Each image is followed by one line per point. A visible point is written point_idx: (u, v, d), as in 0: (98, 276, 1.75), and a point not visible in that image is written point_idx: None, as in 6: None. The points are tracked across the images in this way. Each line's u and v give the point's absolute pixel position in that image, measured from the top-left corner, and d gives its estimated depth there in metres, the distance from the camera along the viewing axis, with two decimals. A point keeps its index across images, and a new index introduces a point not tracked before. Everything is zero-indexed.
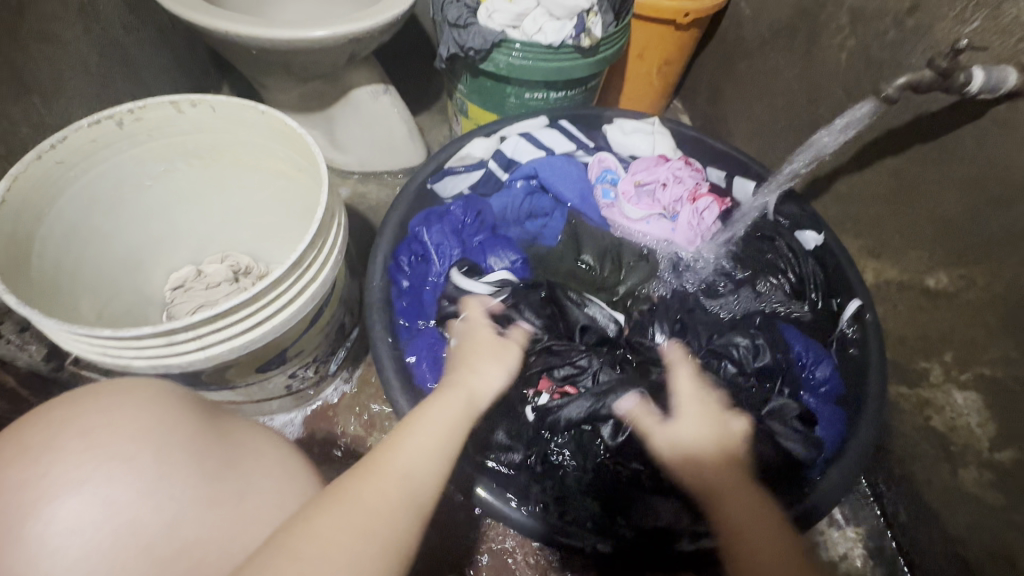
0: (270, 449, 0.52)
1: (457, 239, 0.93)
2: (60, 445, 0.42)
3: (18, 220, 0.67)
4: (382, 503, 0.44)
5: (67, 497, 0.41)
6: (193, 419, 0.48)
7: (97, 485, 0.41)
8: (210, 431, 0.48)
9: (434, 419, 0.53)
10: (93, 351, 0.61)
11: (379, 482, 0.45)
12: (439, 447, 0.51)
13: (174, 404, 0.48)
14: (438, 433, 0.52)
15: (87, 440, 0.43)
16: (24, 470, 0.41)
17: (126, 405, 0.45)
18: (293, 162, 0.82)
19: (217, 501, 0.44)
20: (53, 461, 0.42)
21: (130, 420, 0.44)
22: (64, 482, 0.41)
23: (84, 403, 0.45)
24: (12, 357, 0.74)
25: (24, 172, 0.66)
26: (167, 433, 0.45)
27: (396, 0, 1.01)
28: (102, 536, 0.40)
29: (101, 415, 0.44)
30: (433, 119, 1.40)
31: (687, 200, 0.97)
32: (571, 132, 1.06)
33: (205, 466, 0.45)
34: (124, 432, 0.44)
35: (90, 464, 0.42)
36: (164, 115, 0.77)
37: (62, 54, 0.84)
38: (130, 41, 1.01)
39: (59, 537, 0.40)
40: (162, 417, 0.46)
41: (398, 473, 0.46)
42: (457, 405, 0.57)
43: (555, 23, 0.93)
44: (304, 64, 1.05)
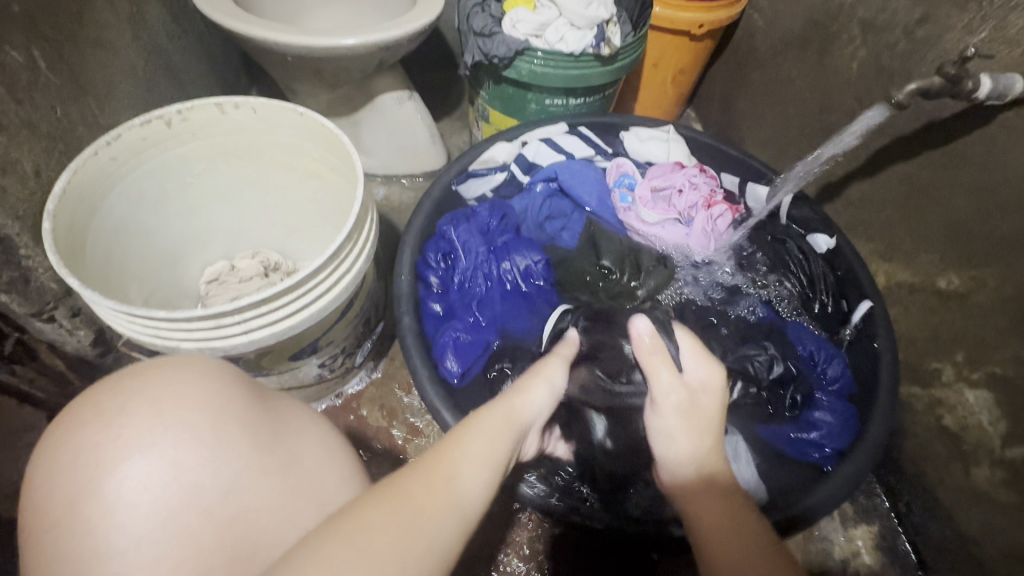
0: (312, 428, 0.54)
1: (482, 238, 0.97)
2: (128, 412, 0.46)
3: (75, 211, 0.71)
4: (440, 524, 0.40)
5: (137, 458, 0.44)
6: (241, 393, 0.50)
7: (165, 447, 0.45)
8: (257, 406, 0.50)
9: (485, 434, 0.49)
10: (145, 333, 0.65)
11: (428, 485, 0.42)
12: (492, 467, 0.47)
13: (229, 380, 0.51)
14: (490, 453, 0.48)
15: (155, 408, 0.46)
16: (102, 431, 0.45)
17: (185, 378, 0.49)
18: (327, 162, 0.87)
19: (269, 470, 0.47)
20: (124, 426, 0.45)
21: (192, 391, 0.48)
22: (135, 444, 0.44)
23: (149, 375, 0.49)
24: (62, 341, 0.78)
25: (82, 167, 0.71)
26: (222, 405, 0.48)
27: (423, 10, 1.06)
28: (166, 495, 0.43)
29: (166, 385, 0.48)
30: (453, 125, 1.45)
31: (702, 206, 1.00)
32: (590, 138, 1.09)
33: (257, 437, 0.48)
34: (184, 401, 0.47)
35: (158, 428, 0.45)
36: (209, 116, 0.82)
37: (114, 58, 0.89)
38: (173, 48, 1.07)
39: (129, 493, 0.43)
40: (219, 387, 0.49)
41: (446, 481, 0.43)
42: (513, 426, 0.53)
43: (576, 33, 0.98)
44: (334, 70, 1.10)
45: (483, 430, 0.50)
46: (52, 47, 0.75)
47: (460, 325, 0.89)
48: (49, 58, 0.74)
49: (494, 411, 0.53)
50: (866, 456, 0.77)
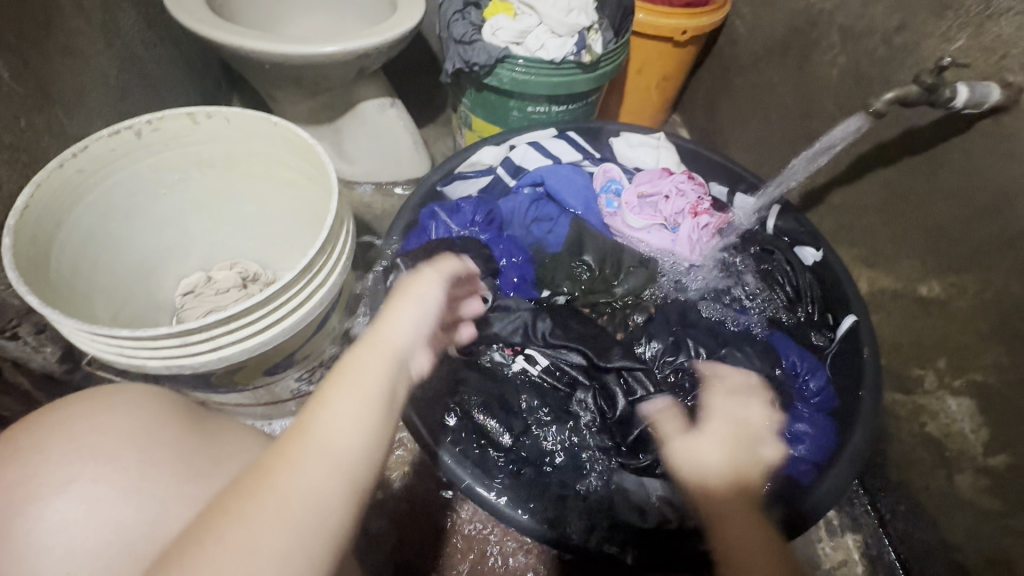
0: (259, 452, 0.51)
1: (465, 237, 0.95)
2: (48, 449, 0.43)
3: (39, 226, 0.69)
4: (300, 490, 0.38)
5: (56, 498, 0.42)
6: (176, 421, 0.48)
7: (84, 484, 0.42)
8: (192, 433, 0.48)
9: (350, 379, 0.44)
10: (111, 351, 0.63)
11: (284, 473, 0.38)
12: (366, 406, 0.43)
13: (162, 407, 0.48)
14: (361, 391, 0.44)
15: (76, 442, 0.44)
16: (19, 470, 0.43)
17: (111, 411, 0.46)
18: (303, 171, 0.85)
19: (202, 504, 0.44)
20: (42, 464, 0.43)
21: (120, 422, 0.45)
22: (54, 483, 0.42)
23: (74, 407, 0.46)
24: (28, 359, 0.75)
25: (47, 180, 0.69)
26: (152, 435, 0.46)
27: (403, 17, 1.05)
28: (84, 538, 0.41)
29: (89, 418, 0.45)
30: (437, 132, 1.45)
31: (689, 213, 0.97)
32: (578, 142, 1.07)
33: (189, 469, 0.45)
34: (106, 434, 0.45)
35: (75, 465, 0.43)
36: (181, 126, 0.80)
37: (84, 67, 0.87)
38: (148, 56, 1.05)
39: (48, 534, 0.41)
40: (148, 417, 0.47)
41: (309, 450, 0.40)
42: (388, 357, 0.47)
43: (557, 40, 0.98)
44: (313, 78, 1.08)
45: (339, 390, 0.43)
46: (14, 57, 0.73)
47: None
48: (12, 67, 0.72)
49: (367, 346, 0.47)
50: (850, 464, 0.76)
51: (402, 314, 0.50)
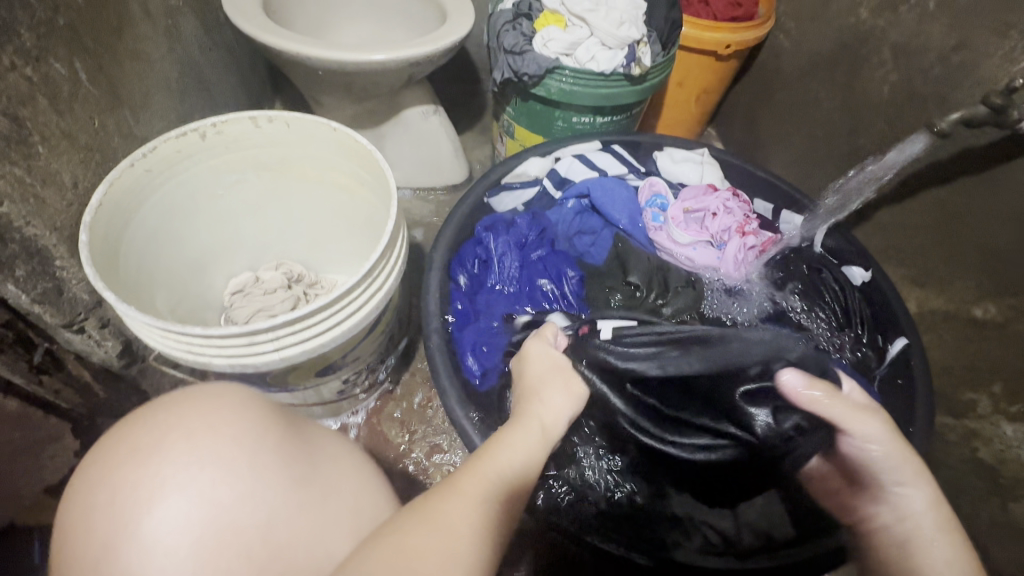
0: (342, 458, 0.51)
1: (518, 252, 0.94)
2: (163, 447, 0.42)
3: (110, 223, 0.71)
4: (466, 507, 0.44)
5: (173, 498, 0.40)
6: (278, 424, 0.48)
7: (200, 484, 0.41)
8: (291, 436, 0.48)
9: (505, 442, 0.53)
10: (178, 348, 0.64)
11: (458, 499, 0.45)
12: (519, 469, 0.50)
13: (265, 410, 0.48)
14: (518, 454, 0.52)
15: (192, 442, 0.43)
16: (135, 469, 0.41)
17: (221, 410, 0.45)
18: (358, 177, 0.87)
19: (308, 505, 0.44)
20: (160, 461, 0.41)
21: (229, 422, 0.45)
22: (170, 482, 0.41)
23: (189, 404, 0.45)
24: (90, 352, 0.77)
25: (118, 179, 0.71)
26: (261, 437, 0.45)
27: (455, 27, 1.06)
28: (204, 537, 0.40)
29: (203, 416, 0.44)
30: (475, 139, 1.46)
31: (736, 231, 0.94)
32: (623, 156, 1.07)
33: (294, 471, 0.45)
34: (220, 432, 0.44)
35: (194, 464, 0.42)
36: (243, 129, 0.82)
37: (150, 70, 0.90)
38: (204, 60, 1.08)
39: (167, 535, 0.40)
40: (254, 418, 0.46)
41: (476, 483, 0.47)
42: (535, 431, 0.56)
43: (607, 52, 0.98)
44: (363, 84, 1.10)
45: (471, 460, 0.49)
46: (92, 60, 0.75)
47: (481, 326, 0.87)
48: (90, 70, 0.74)
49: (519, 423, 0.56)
50: None
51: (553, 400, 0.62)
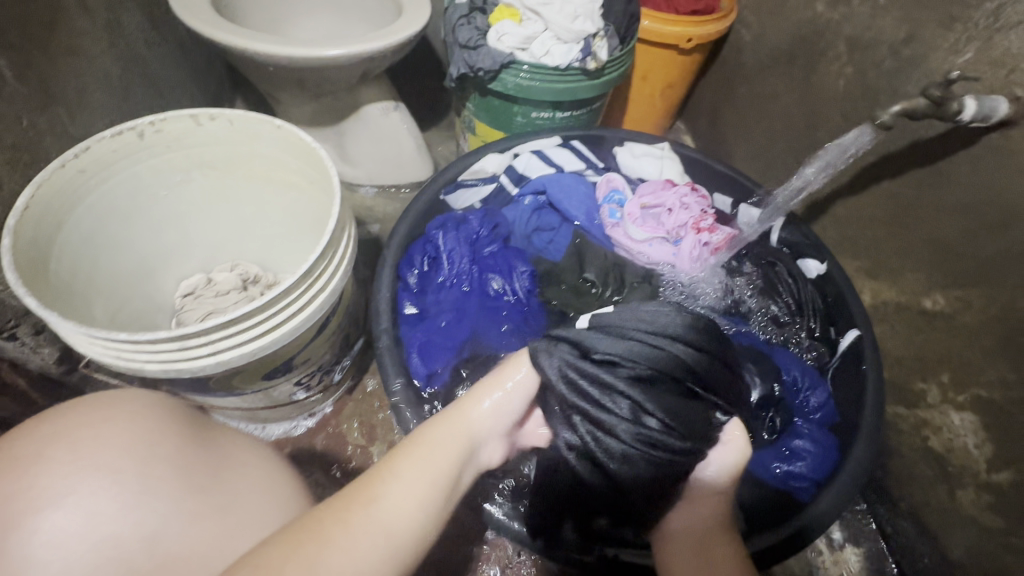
0: (253, 467, 0.52)
1: (469, 249, 0.93)
2: (46, 459, 0.44)
3: (40, 226, 0.69)
4: (354, 550, 0.42)
5: (51, 510, 0.42)
6: (175, 434, 0.49)
7: (83, 496, 0.43)
8: (191, 445, 0.49)
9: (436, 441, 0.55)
10: (107, 354, 0.63)
11: (361, 511, 0.45)
12: (434, 489, 0.50)
13: (162, 417, 0.50)
14: (430, 473, 0.51)
15: (75, 453, 0.45)
16: (14, 481, 0.43)
17: (111, 422, 0.47)
18: (306, 175, 0.85)
19: (202, 514, 0.45)
20: (41, 474, 0.43)
21: (118, 433, 0.46)
22: (52, 494, 0.43)
23: (73, 417, 0.47)
24: (25, 359, 0.75)
25: (49, 180, 0.69)
26: (152, 448, 0.46)
27: (409, 21, 1.05)
28: (81, 550, 0.41)
29: (88, 429, 0.46)
30: (441, 135, 1.44)
31: (691, 228, 0.94)
32: (581, 151, 1.06)
33: (189, 480, 0.46)
34: (105, 445, 0.45)
35: (77, 476, 0.43)
36: (183, 127, 0.80)
37: (89, 67, 0.87)
38: (152, 56, 1.05)
39: (44, 548, 0.41)
40: (148, 429, 0.48)
41: (371, 517, 0.45)
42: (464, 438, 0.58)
43: (562, 46, 0.97)
44: (318, 80, 1.08)
45: (427, 446, 0.53)
46: (18, 57, 0.73)
47: (434, 322, 0.86)
48: (15, 67, 0.72)
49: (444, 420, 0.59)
50: (850, 479, 0.74)
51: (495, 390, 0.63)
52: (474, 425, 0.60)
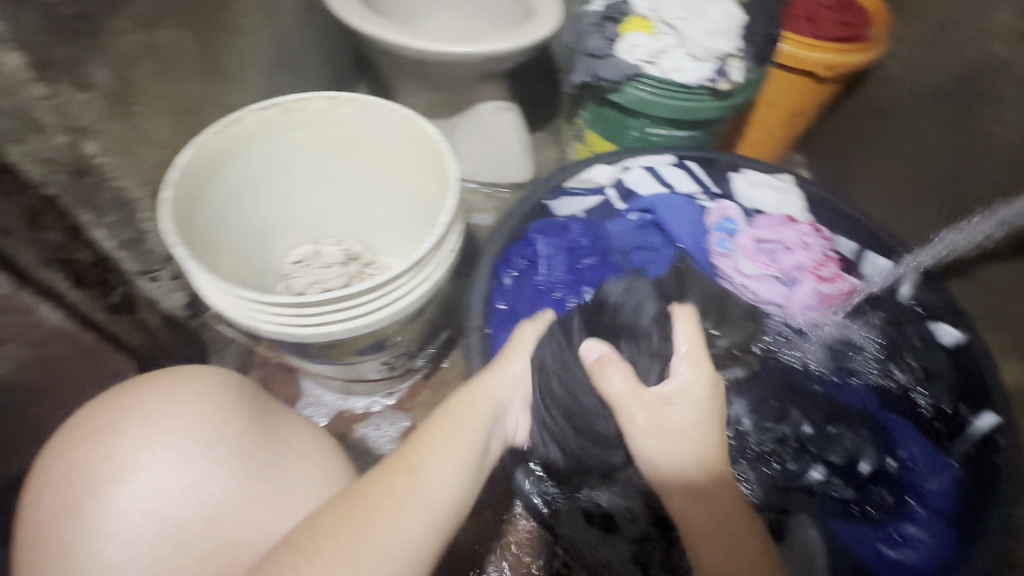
0: (308, 450, 0.61)
1: (567, 258, 0.92)
2: (119, 433, 0.54)
3: (195, 181, 0.76)
4: (403, 517, 0.48)
5: (123, 484, 0.52)
6: (240, 417, 0.58)
7: (149, 472, 0.52)
8: (254, 429, 0.58)
9: (454, 424, 0.59)
10: (234, 309, 0.68)
11: (393, 479, 0.51)
12: (463, 463, 0.56)
13: (224, 402, 0.58)
14: (458, 444, 0.57)
15: (144, 429, 0.54)
16: (92, 450, 0.53)
17: (180, 404, 0.56)
18: (423, 165, 0.88)
19: (255, 496, 0.54)
20: (114, 447, 0.53)
21: (179, 415, 0.56)
22: (126, 469, 0.52)
23: (150, 396, 0.57)
24: (160, 299, 0.83)
25: (206, 143, 0.76)
26: (219, 427, 0.56)
27: (538, 25, 1.05)
28: (147, 522, 0.51)
29: (161, 410, 0.55)
30: (545, 139, 1.45)
31: (810, 270, 0.86)
32: (696, 173, 1.01)
33: (246, 465, 0.55)
34: (172, 424, 0.55)
35: (146, 453, 0.53)
36: (322, 107, 0.86)
37: (248, 44, 0.95)
38: (298, 38, 1.14)
39: (113, 517, 0.50)
40: (211, 409, 0.57)
41: (411, 486, 0.51)
42: (488, 414, 0.64)
43: (695, 63, 0.94)
44: (441, 74, 1.12)
45: (454, 421, 0.59)
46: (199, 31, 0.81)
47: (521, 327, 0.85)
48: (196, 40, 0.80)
49: (466, 400, 0.64)
50: None
51: (500, 377, 0.69)
52: (487, 400, 0.65)
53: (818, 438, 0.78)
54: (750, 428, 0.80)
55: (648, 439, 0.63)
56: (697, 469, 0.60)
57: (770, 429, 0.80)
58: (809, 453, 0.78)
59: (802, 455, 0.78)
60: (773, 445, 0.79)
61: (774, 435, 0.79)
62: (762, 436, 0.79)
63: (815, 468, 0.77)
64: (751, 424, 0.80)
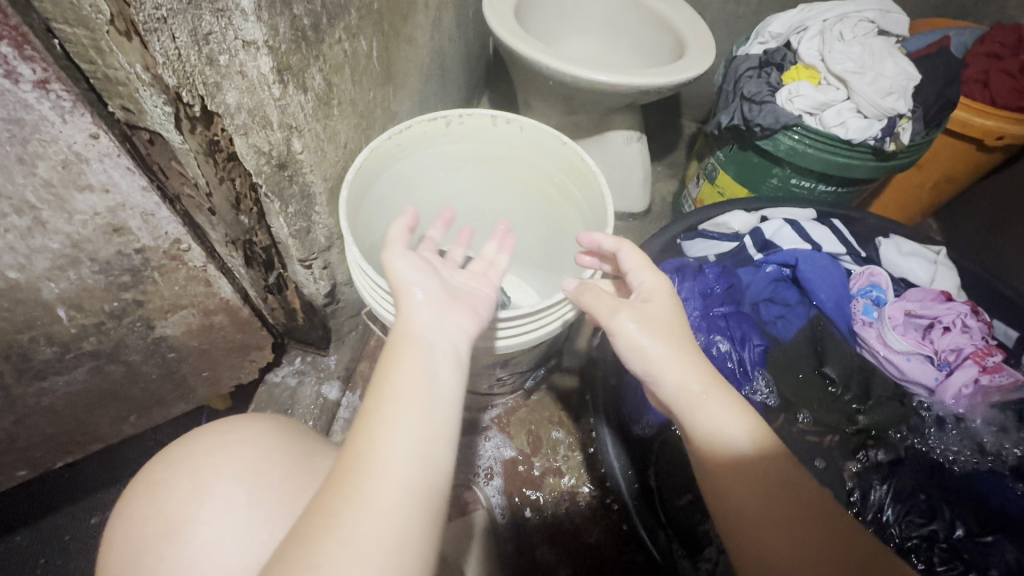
0: None
1: (700, 302, 0.88)
2: (170, 485, 0.55)
3: (363, 182, 0.80)
4: (385, 504, 0.41)
5: (179, 538, 0.52)
6: (285, 460, 0.57)
7: (199, 525, 0.52)
8: (299, 471, 0.57)
9: (399, 376, 0.47)
10: (385, 312, 0.70)
11: (362, 469, 0.43)
12: (428, 429, 0.46)
13: (270, 445, 0.58)
14: (414, 407, 0.46)
15: (192, 482, 0.55)
16: (144, 504, 0.54)
17: (231, 451, 0.57)
18: (569, 192, 0.89)
19: None
20: (166, 500, 0.54)
21: (229, 462, 0.56)
22: (179, 522, 0.52)
23: (200, 445, 0.57)
24: (307, 285, 0.88)
25: (378, 148, 0.80)
26: (264, 474, 0.56)
27: (693, 63, 1.04)
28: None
29: (209, 459, 0.56)
30: (662, 172, 1.43)
31: (971, 357, 0.80)
32: (842, 233, 0.96)
33: (292, 511, 0.54)
34: (220, 472, 0.55)
35: (197, 504, 0.53)
36: (481, 124, 0.88)
37: (415, 54, 1.00)
38: (449, 50, 1.18)
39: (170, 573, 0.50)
40: (259, 455, 0.57)
41: (381, 470, 0.43)
42: (435, 350, 0.50)
43: (862, 120, 0.90)
44: (583, 99, 1.13)
45: (395, 376, 0.47)
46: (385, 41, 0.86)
47: None
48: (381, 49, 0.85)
49: (401, 342, 0.50)
50: None
51: (412, 293, 0.52)
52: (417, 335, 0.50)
53: (975, 543, 0.73)
54: (894, 516, 0.77)
55: (625, 316, 0.56)
56: (736, 444, 0.52)
57: (917, 522, 0.76)
58: (963, 558, 0.73)
59: (955, 560, 0.72)
60: (921, 542, 0.75)
61: (922, 531, 0.75)
62: (911, 531, 0.75)
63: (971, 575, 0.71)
64: (895, 514, 0.77)
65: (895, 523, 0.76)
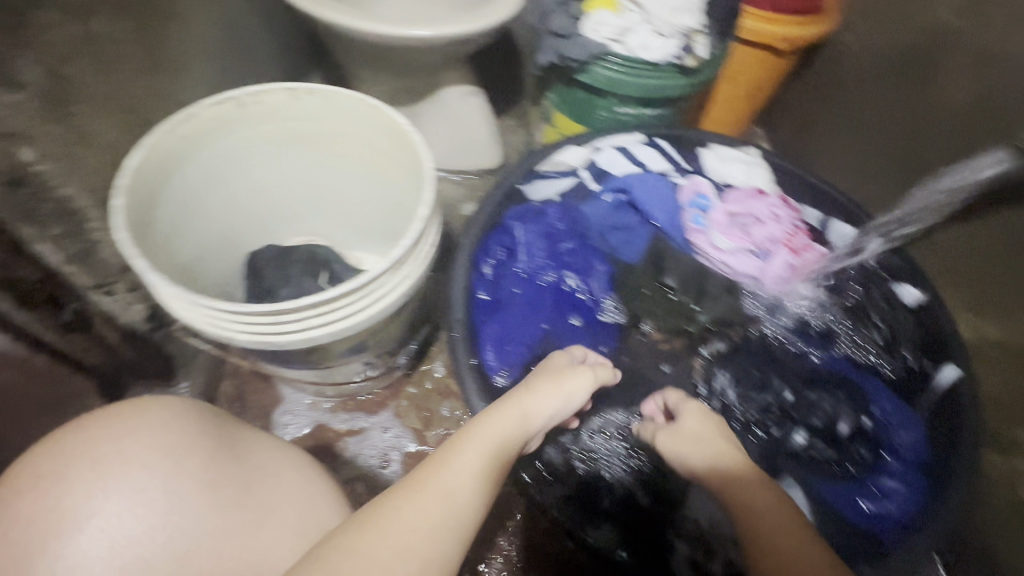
0: (286, 470, 0.56)
1: (547, 243, 0.91)
2: (69, 478, 0.48)
3: (147, 184, 0.71)
4: (416, 540, 0.45)
5: (78, 533, 0.46)
6: (208, 443, 0.53)
7: (110, 513, 0.47)
8: (223, 451, 0.53)
9: (469, 448, 0.54)
10: (203, 320, 0.64)
11: (423, 500, 0.48)
12: (475, 477, 0.52)
13: (186, 427, 0.53)
14: (473, 464, 0.53)
15: (95, 470, 0.48)
16: (32, 501, 0.47)
17: (140, 432, 0.51)
18: (393, 157, 0.84)
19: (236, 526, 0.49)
20: (63, 492, 0.47)
21: (136, 446, 0.50)
22: (82, 513, 0.46)
23: (99, 430, 0.50)
24: (118, 313, 0.77)
25: (156, 144, 0.71)
26: (183, 457, 0.50)
27: (501, 5, 1.02)
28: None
29: (112, 445, 0.49)
30: (512, 124, 1.42)
31: (782, 242, 0.89)
32: (667, 151, 0.99)
33: (219, 492, 0.50)
34: (128, 458, 0.49)
35: (100, 490, 0.47)
36: (281, 100, 0.81)
37: (195, 34, 0.89)
38: (248, 26, 1.07)
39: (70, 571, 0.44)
40: (173, 439, 0.51)
41: (426, 505, 0.47)
42: (506, 432, 0.58)
43: (661, 40, 0.93)
44: (403, 60, 1.08)
45: (474, 437, 0.56)
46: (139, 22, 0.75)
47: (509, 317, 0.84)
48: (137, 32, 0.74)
49: (493, 417, 0.59)
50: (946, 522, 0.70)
51: (548, 400, 0.64)
52: (528, 419, 0.61)
53: (802, 402, 0.84)
54: (735, 394, 0.85)
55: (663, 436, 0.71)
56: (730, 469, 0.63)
57: (753, 396, 0.85)
58: (792, 419, 0.83)
59: (785, 420, 0.83)
60: (758, 413, 0.84)
61: (760, 403, 0.84)
62: (751, 407, 0.84)
63: (798, 431, 0.82)
64: (736, 394, 0.85)
65: (737, 403, 0.84)
